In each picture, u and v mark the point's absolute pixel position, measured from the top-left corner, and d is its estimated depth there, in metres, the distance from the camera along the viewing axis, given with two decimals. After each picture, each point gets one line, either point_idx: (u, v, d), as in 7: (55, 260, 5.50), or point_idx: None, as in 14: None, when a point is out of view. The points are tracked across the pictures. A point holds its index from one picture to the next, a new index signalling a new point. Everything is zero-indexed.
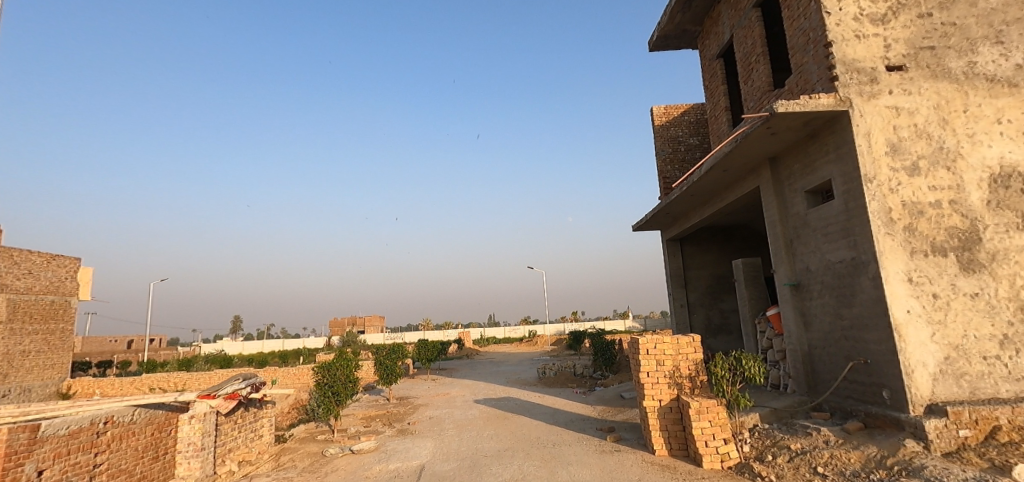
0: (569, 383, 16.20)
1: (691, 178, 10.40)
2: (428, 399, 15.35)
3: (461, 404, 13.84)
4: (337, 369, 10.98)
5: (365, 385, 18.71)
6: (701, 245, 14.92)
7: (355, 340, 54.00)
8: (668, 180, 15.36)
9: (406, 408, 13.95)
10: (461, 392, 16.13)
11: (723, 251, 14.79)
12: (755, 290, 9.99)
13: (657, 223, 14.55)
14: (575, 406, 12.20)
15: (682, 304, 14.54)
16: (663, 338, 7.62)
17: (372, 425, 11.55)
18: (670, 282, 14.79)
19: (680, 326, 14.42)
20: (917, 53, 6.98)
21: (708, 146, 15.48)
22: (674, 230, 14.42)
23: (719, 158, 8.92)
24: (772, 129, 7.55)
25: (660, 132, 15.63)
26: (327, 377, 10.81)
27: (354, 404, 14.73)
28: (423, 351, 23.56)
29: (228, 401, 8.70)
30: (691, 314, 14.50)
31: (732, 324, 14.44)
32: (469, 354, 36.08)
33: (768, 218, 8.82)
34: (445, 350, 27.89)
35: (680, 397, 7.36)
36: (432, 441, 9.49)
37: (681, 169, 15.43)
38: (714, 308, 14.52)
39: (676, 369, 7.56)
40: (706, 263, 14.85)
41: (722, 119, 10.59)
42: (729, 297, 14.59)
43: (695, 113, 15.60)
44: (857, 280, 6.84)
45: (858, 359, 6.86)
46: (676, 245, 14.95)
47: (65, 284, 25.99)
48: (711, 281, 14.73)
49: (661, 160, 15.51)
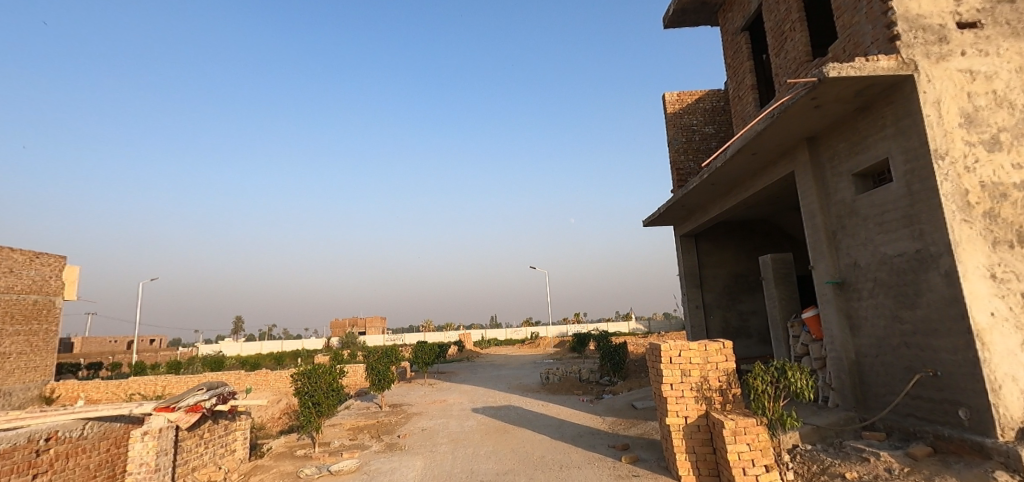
0: (575, 390, 15.09)
1: (713, 165, 9.29)
2: (423, 407, 14.28)
3: (457, 413, 12.75)
4: (318, 377, 9.88)
5: (357, 391, 17.66)
6: (717, 241, 13.83)
7: (353, 341, 52.93)
8: (682, 171, 14.28)
9: (398, 417, 12.86)
10: (458, 400, 15.03)
11: (741, 248, 13.72)
12: (786, 289, 8.91)
13: (670, 217, 13.44)
14: (583, 417, 11.10)
15: (698, 305, 13.46)
16: (688, 345, 6.54)
17: (358, 438, 10.48)
18: (684, 281, 13.70)
19: (696, 329, 13.32)
20: (994, 7, 5.92)
21: (724, 135, 14.40)
22: (688, 225, 13.31)
23: (748, 138, 7.84)
24: (817, 100, 6.45)
25: (673, 120, 14.55)
26: (306, 385, 9.72)
27: (343, 413, 13.65)
28: (421, 354, 22.48)
29: (189, 415, 7.61)
30: (707, 316, 13.42)
31: (751, 327, 13.34)
32: (469, 356, 35.00)
33: (805, 207, 7.73)
34: (444, 353, 26.85)
35: (710, 415, 6.29)
36: (423, 460, 8.41)
37: (696, 159, 14.35)
38: (732, 309, 13.44)
39: (704, 381, 6.48)
40: (723, 261, 13.76)
41: (748, 99, 9.50)
42: (748, 298, 13.50)
43: (710, 99, 14.53)
44: (923, 277, 5.77)
45: (924, 371, 5.78)
46: (691, 241, 13.84)
47: (49, 283, 25.01)
48: (729, 280, 13.64)
49: (674, 150, 14.43)
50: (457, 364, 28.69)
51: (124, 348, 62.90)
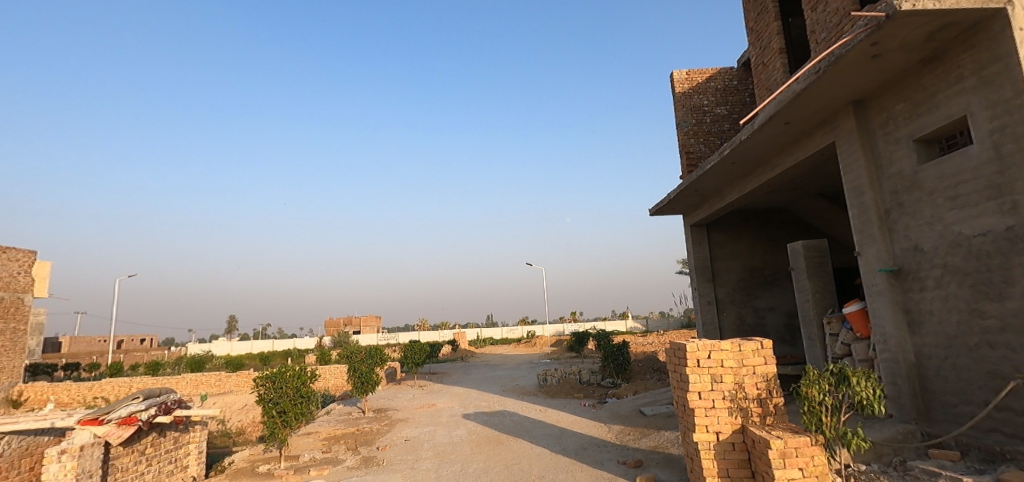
0: (576, 393, 13.92)
1: (736, 138, 8.13)
2: (409, 412, 13.08)
3: (446, 420, 11.58)
4: (285, 383, 8.63)
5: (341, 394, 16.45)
6: (730, 232, 12.70)
7: (346, 341, 51.54)
8: (692, 156, 13.13)
9: (381, 424, 11.65)
10: (449, 404, 13.83)
11: (757, 239, 12.61)
12: (820, 280, 7.79)
13: (680, 204, 12.26)
14: (586, 425, 9.94)
15: (710, 301, 12.36)
16: (719, 345, 5.39)
17: (332, 451, 9.28)
18: (695, 275, 12.57)
19: (708, 327, 12.19)
20: None
21: (738, 117, 13.26)
22: (700, 213, 12.17)
23: (783, 102, 6.68)
24: (877, 48, 5.31)
25: (682, 100, 13.40)
26: (271, 391, 8.50)
27: (321, 420, 12.41)
28: (410, 354, 21.27)
29: (120, 430, 6.49)
30: (720, 313, 12.31)
31: (768, 325, 12.23)
32: (463, 356, 33.79)
33: (849, 182, 6.60)
34: (435, 353, 25.64)
35: (748, 431, 5.14)
36: (402, 479, 7.23)
37: (707, 143, 13.20)
38: (747, 305, 12.34)
39: (739, 389, 5.32)
40: (737, 253, 12.63)
41: (775, 65, 8.35)
42: (765, 293, 12.38)
43: (723, 78, 13.38)
44: (1018, 261, 4.67)
45: (1017, 378, 4.68)
46: (702, 231, 12.70)
47: (17, 280, 23.67)
48: (743, 274, 12.52)
49: (683, 132, 13.28)
50: (450, 364, 27.50)
51: (110, 347, 61.31)
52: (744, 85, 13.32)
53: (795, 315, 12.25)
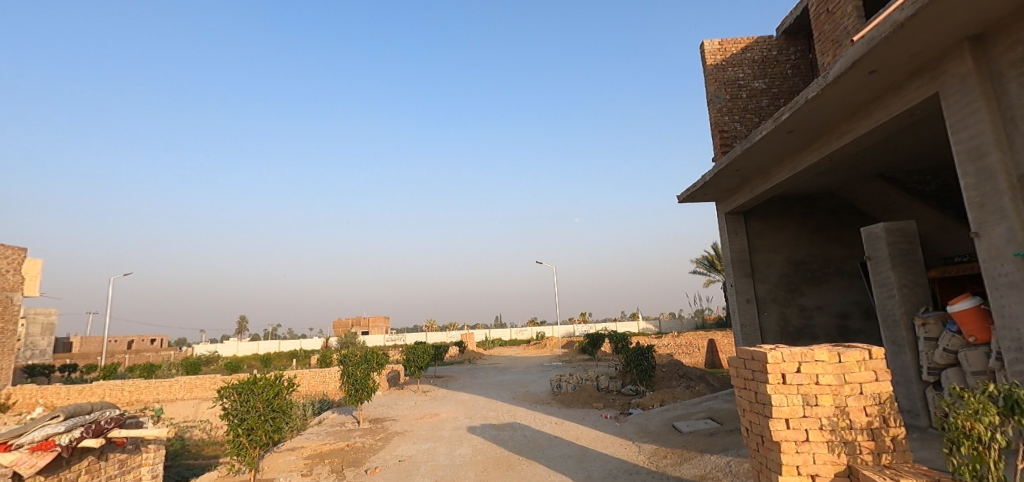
0: (595, 402, 12.45)
1: (799, 99, 6.64)
2: (407, 423, 11.72)
3: (450, 434, 10.23)
4: (256, 395, 7.19)
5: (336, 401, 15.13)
6: (771, 221, 11.19)
7: (352, 341, 50.48)
8: (726, 135, 11.63)
9: (375, 439, 10.33)
10: (453, 413, 12.46)
11: (802, 229, 11.13)
12: (907, 272, 6.27)
13: (714, 189, 10.73)
14: (611, 443, 8.51)
15: (749, 300, 10.79)
16: (811, 354, 3.92)
17: (314, 473, 7.92)
18: (731, 269, 11.02)
19: (748, 330, 10.66)
20: None
21: (778, 91, 11.74)
22: (739, 198, 10.64)
23: (874, 42, 5.19)
24: None
25: (715, 73, 11.90)
26: (237, 405, 7.07)
27: (309, 434, 11.08)
28: (414, 357, 19.92)
29: (34, 457, 5.12)
30: (761, 313, 10.78)
31: (817, 327, 10.73)
32: (471, 358, 32.46)
33: (962, 142, 5.13)
34: (441, 355, 24.29)
35: (859, 476, 3.68)
36: None
37: (744, 120, 11.68)
38: (791, 304, 10.83)
39: (840, 416, 3.86)
40: (779, 245, 11.11)
41: (845, 8, 6.86)
42: (812, 290, 10.87)
43: (760, 49, 11.88)
44: None
45: None
46: (739, 220, 11.18)
47: (7, 278, 22.72)
48: (787, 268, 11.01)
49: (716, 109, 11.78)
50: (457, 367, 26.22)
51: (117, 348, 60.85)
52: (785, 56, 11.80)
53: (846, 315, 10.76)
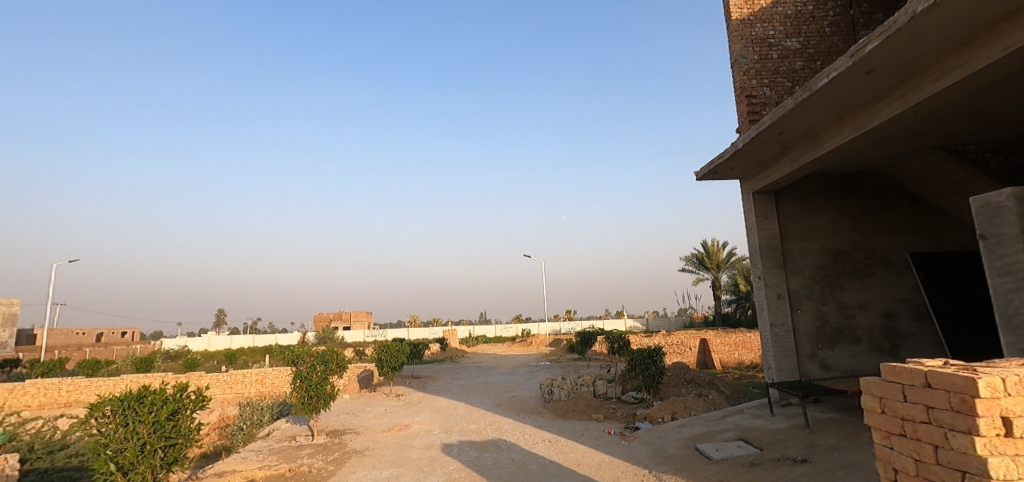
0: (593, 413, 10.62)
1: (897, 20, 4.86)
2: (370, 439, 9.80)
3: (420, 454, 8.35)
4: (140, 415, 5.95)
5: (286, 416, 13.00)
6: (806, 203, 9.46)
7: (330, 337, 48.31)
8: (754, 101, 9.85)
9: (326, 461, 8.39)
10: (426, 425, 10.57)
11: (843, 213, 9.40)
12: None
13: (744, 161, 8.94)
14: (622, 473, 6.69)
15: (780, 295, 9.09)
16: None
17: None
18: (760, 259, 9.28)
19: (779, 332, 8.95)
20: None
21: (814, 52, 10.01)
22: (773, 173, 8.88)
23: None
24: None
25: (741, 29, 10.07)
26: (113, 430, 5.78)
27: (247, 453, 9.10)
28: (387, 358, 17.87)
29: None
30: (794, 310, 9.08)
31: (860, 328, 9.00)
32: (453, 357, 30.52)
33: None
34: (420, 354, 22.34)
35: None
36: None
37: (775, 85, 9.92)
38: (829, 301, 9.13)
39: None
40: (815, 231, 9.38)
41: None
42: (854, 285, 9.15)
43: (794, 2, 10.14)
44: None
45: None
46: (770, 200, 9.45)
47: None
48: (825, 259, 9.28)
49: (742, 72, 10.00)
50: (436, 367, 24.32)
51: (81, 339, 57.86)
52: (822, 12, 10.08)
53: (892, 315, 9.07)
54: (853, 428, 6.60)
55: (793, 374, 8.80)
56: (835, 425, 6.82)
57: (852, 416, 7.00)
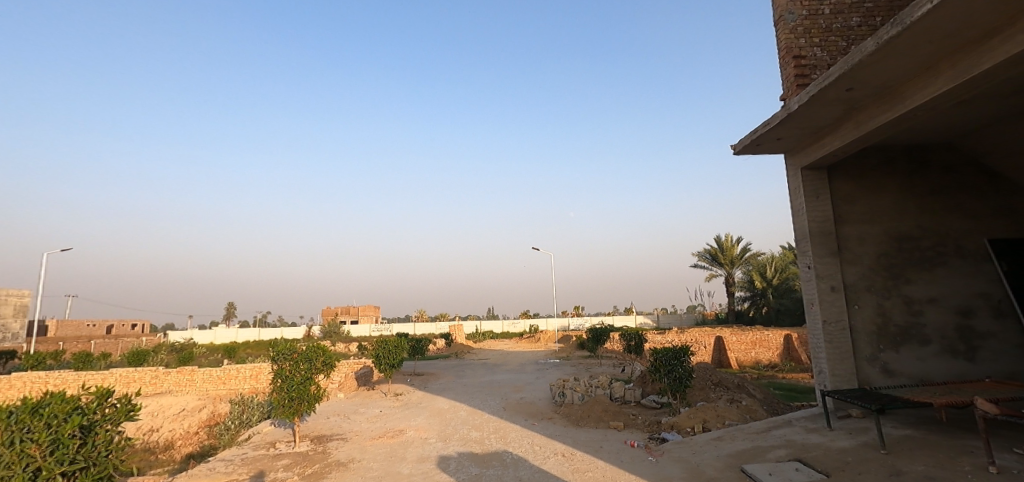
0: (612, 420, 9.39)
1: None
2: (359, 447, 8.63)
3: (412, 469, 7.14)
4: (36, 430, 4.48)
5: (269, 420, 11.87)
6: (864, 181, 8.11)
7: (335, 331, 47.50)
8: (804, 62, 8.45)
9: (303, 474, 7.23)
10: (423, 432, 9.37)
11: (909, 193, 8.02)
12: None
13: (794, 129, 7.58)
14: None
15: (835, 287, 7.78)
16: None
17: None
18: (810, 246, 7.95)
19: (833, 330, 7.66)
20: None
21: (873, 6, 8.62)
22: (828, 143, 7.51)
23: None
24: None
25: None
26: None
27: (215, 463, 7.95)
28: (385, 353, 16.70)
29: None
30: (851, 305, 7.77)
31: (930, 327, 7.65)
32: (458, 353, 29.40)
33: None
34: (423, 350, 21.21)
35: None
36: None
37: (827, 44, 8.53)
38: (893, 295, 7.79)
39: None
40: (876, 213, 8.03)
41: None
42: (923, 276, 7.80)
43: None
44: None
45: None
46: (822, 177, 8.11)
47: None
48: (887, 246, 7.94)
49: (788, 29, 8.62)
50: (439, 363, 23.21)
51: (92, 330, 57.59)
52: None
53: (969, 312, 7.70)
54: (946, 451, 5.29)
55: (850, 380, 7.51)
56: (920, 447, 5.52)
57: (938, 435, 5.71)
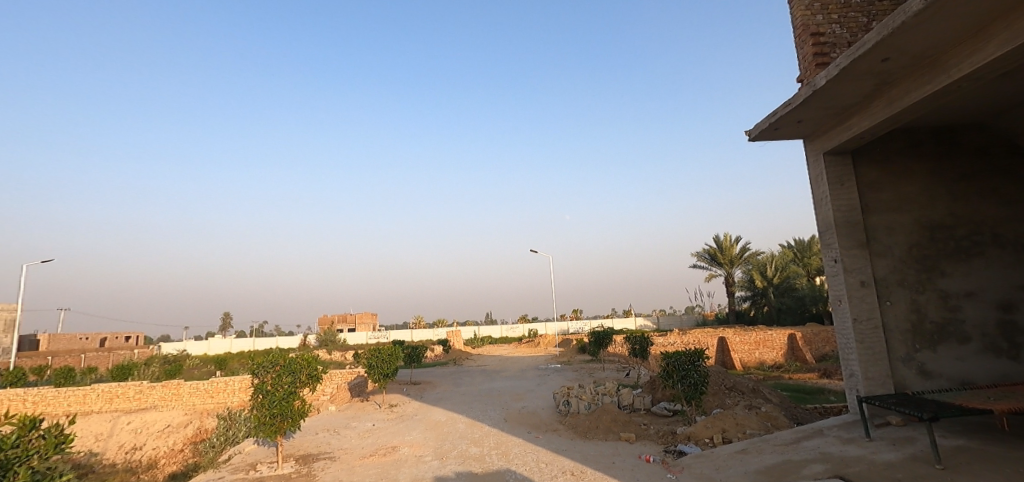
0: (622, 431, 8.68)
1: None
2: (347, 467, 7.88)
3: None
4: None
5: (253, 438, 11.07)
6: (892, 166, 7.46)
7: (332, 340, 46.63)
8: (823, 39, 7.81)
9: None
10: (417, 449, 8.62)
11: (941, 177, 7.36)
12: None
13: (817, 110, 6.92)
14: None
15: (864, 282, 7.10)
16: None
17: None
18: (837, 238, 7.27)
19: (863, 330, 6.99)
20: None
21: None
22: (854, 125, 6.85)
23: None
24: None
25: None
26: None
27: None
28: (378, 363, 15.93)
29: None
30: (882, 302, 7.10)
31: (969, 323, 6.99)
32: (455, 360, 28.62)
33: None
34: (418, 357, 20.43)
35: None
36: None
37: (847, 20, 7.90)
38: (927, 290, 7.13)
39: None
40: (906, 200, 7.38)
41: None
42: (959, 268, 7.14)
43: None
44: None
45: None
46: (846, 163, 7.45)
47: None
48: (919, 236, 7.28)
49: (805, 5, 7.99)
50: (436, 371, 22.42)
51: (85, 344, 56.43)
52: None
53: (1010, 306, 7.05)
54: (1013, 466, 4.61)
55: (885, 385, 6.83)
56: (980, 461, 4.82)
57: (998, 446, 5.03)
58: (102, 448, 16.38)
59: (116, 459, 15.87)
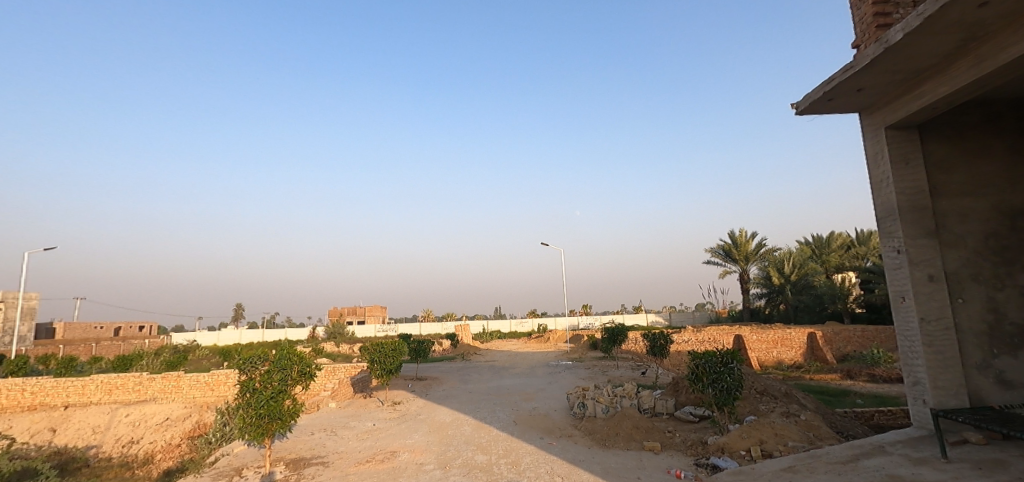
0: (645, 440, 7.83)
1: None
2: (340, 475, 7.11)
3: None
4: None
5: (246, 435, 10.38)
6: (963, 144, 6.47)
7: (340, 332, 46.16)
8: None
9: None
10: (418, 455, 7.84)
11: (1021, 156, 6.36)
12: None
13: (883, 75, 5.93)
14: None
15: (933, 277, 6.14)
16: None
17: None
18: (900, 226, 6.30)
19: (933, 332, 6.02)
20: None
21: None
22: (928, 92, 5.84)
23: None
24: None
25: None
26: None
27: None
28: (381, 358, 15.18)
29: None
30: (954, 300, 6.13)
31: None
32: (463, 354, 27.88)
33: None
34: (424, 352, 19.69)
35: None
36: None
37: None
38: (1006, 286, 6.15)
39: None
40: (980, 183, 6.40)
41: None
42: None
43: None
44: None
45: None
46: (911, 140, 6.46)
47: None
48: (997, 224, 6.29)
49: None
50: (443, 366, 21.68)
51: (97, 332, 56.61)
52: None
53: None
54: None
55: (958, 396, 5.88)
56: None
57: None
58: (99, 441, 15.87)
59: (113, 453, 15.35)
